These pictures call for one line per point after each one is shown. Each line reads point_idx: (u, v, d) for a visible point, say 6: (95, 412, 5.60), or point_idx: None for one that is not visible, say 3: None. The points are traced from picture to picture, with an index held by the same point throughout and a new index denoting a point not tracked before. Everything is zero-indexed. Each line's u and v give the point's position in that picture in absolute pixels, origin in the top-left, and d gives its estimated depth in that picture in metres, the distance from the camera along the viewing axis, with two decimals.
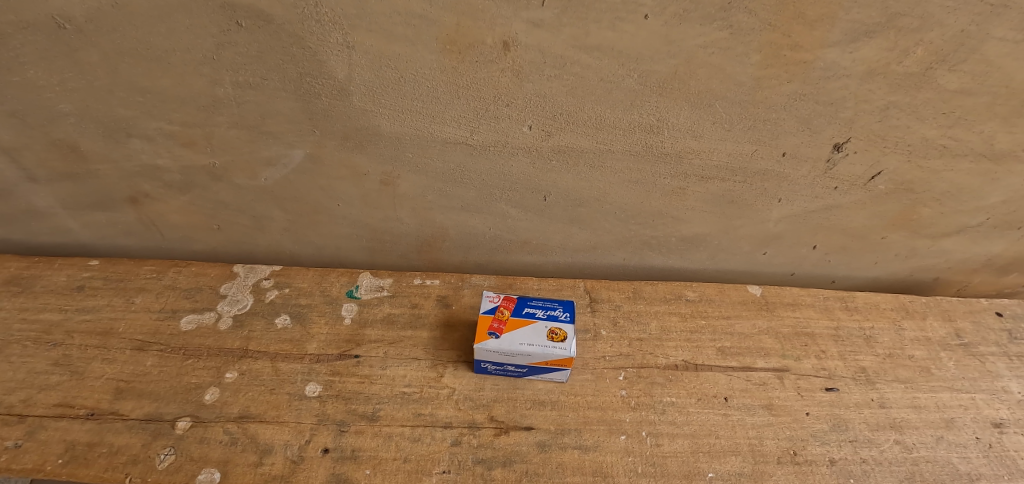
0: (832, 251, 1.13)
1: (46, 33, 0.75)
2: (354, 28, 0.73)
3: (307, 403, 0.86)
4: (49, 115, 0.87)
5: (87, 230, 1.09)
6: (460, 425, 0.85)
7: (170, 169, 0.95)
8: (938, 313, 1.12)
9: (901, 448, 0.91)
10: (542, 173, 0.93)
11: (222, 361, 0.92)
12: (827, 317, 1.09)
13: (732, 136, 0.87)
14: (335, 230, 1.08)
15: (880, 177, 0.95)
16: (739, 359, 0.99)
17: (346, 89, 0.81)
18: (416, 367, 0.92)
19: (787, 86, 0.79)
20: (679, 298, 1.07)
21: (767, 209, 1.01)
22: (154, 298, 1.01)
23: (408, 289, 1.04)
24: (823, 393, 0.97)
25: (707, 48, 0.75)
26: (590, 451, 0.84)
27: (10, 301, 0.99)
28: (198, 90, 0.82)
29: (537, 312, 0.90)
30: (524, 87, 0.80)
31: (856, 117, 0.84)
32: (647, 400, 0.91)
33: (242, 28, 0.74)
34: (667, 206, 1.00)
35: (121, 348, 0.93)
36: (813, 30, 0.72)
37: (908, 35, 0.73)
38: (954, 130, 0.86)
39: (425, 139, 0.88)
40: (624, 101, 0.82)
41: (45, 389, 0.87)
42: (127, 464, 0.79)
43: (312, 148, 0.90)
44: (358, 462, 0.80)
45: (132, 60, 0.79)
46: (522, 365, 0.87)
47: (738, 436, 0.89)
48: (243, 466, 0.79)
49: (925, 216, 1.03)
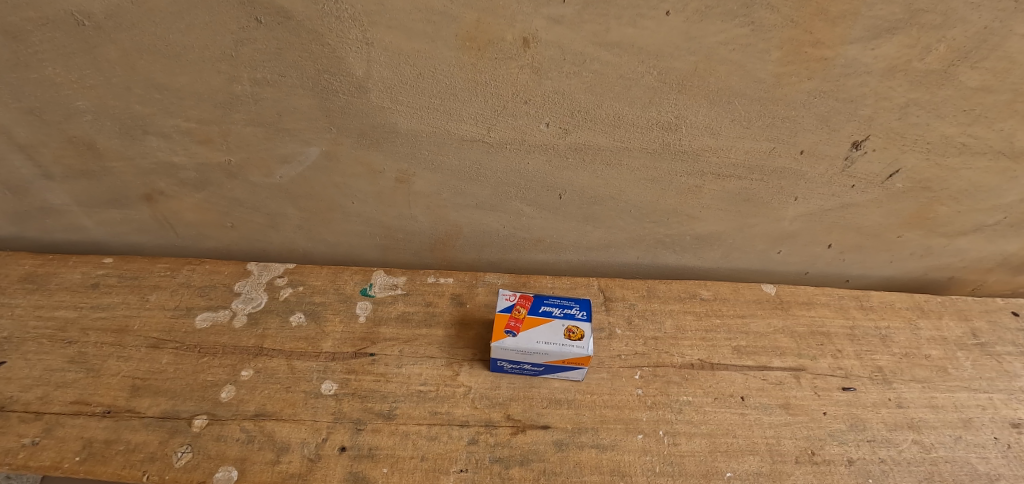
0: (847, 250, 1.12)
1: (65, 30, 0.76)
2: (374, 25, 0.73)
3: (323, 401, 0.86)
4: (66, 112, 0.87)
5: (101, 227, 1.09)
6: (477, 423, 0.85)
7: (186, 166, 0.95)
8: (953, 312, 1.11)
9: (920, 448, 0.90)
10: (557, 171, 0.93)
11: (238, 359, 0.92)
12: (842, 316, 1.08)
13: (749, 133, 0.86)
14: (349, 228, 1.07)
15: (897, 176, 0.94)
16: (754, 358, 0.99)
17: (364, 86, 0.81)
18: (431, 365, 0.92)
19: (807, 83, 0.79)
20: (693, 297, 1.07)
21: (782, 207, 1.01)
22: (168, 295, 1.01)
23: (422, 288, 1.04)
24: (840, 393, 0.96)
25: (728, 45, 0.74)
26: (608, 450, 0.83)
27: (26, 299, 1.00)
28: (215, 87, 0.82)
29: (553, 310, 0.89)
30: (542, 84, 0.79)
31: (875, 114, 0.83)
32: (664, 399, 0.91)
33: (261, 25, 0.74)
34: (682, 205, 1.00)
35: (136, 345, 0.94)
36: (835, 26, 0.72)
37: (931, 31, 0.73)
38: (974, 128, 0.85)
39: (441, 136, 0.87)
40: (642, 98, 0.81)
41: (61, 387, 0.88)
42: (145, 461, 0.79)
43: (329, 146, 0.90)
44: (374, 460, 0.80)
45: (150, 57, 0.79)
46: (539, 364, 0.87)
47: (756, 435, 0.88)
48: (261, 463, 0.79)
49: (941, 214, 1.03)
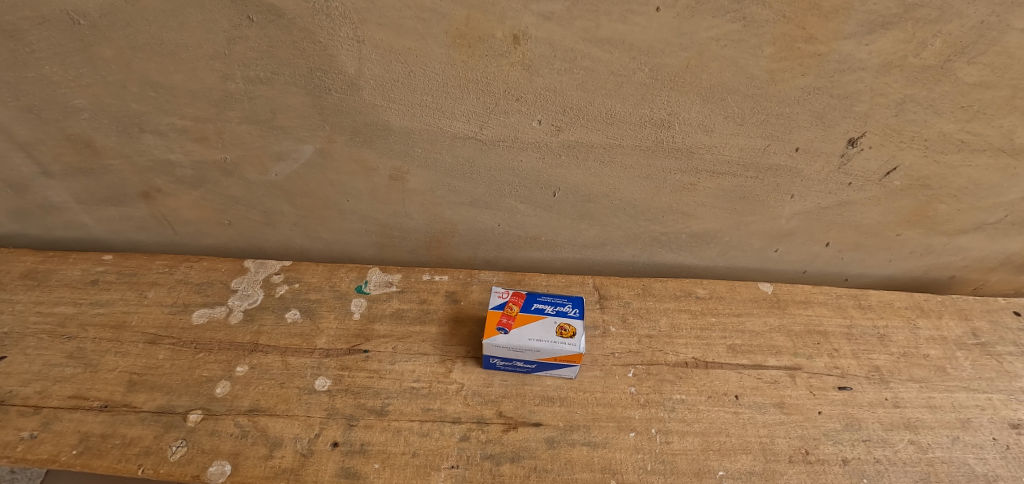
0: (845, 248, 1.11)
1: (61, 29, 0.76)
2: (364, 22, 0.73)
3: (317, 397, 0.87)
4: (64, 110, 0.88)
5: (101, 225, 1.10)
6: (469, 420, 0.85)
7: (182, 164, 0.96)
8: (954, 312, 1.10)
9: (916, 448, 0.89)
10: (551, 168, 0.93)
11: (233, 355, 0.92)
12: (839, 315, 1.07)
13: (744, 130, 0.86)
14: (344, 226, 1.08)
15: (895, 173, 0.93)
16: (750, 356, 0.98)
17: (357, 84, 0.81)
18: (424, 362, 0.92)
19: (801, 80, 0.78)
20: (689, 295, 1.06)
21: (779, 205, 1.00)
22: (166, 292, 1.02)
23: (417, 285, 1.04)
24: (836, 392, 0.95)
25: (719, 41, 0.74)
26: (600, 448, 0.83)
27: (26, 295, 1.01)
28: (210, 85, 0.83)
29: (546, 307, 0.89)
30: (533, 81, 0.79)
31: (872, 110, 0.82)
32: (657, 397, 0.90)
33: (253, 23, 0.74)
34: (678, 202, 0.99)
35: (134, 341, 0.95)
36: (827, 22, 0.71)
37: (926, 27, 0.72)
38: (973, 124, 0.84)
39: (434, 133, 0.87)
40: (634, 95, 0.81)
41: (59, 381, 0.89)
42: (140, 455, 0.80)
43: (322, 143, 0.90)
44: (366, 456, 0.81)
45: (145, 55, 0.79)
46: (531, 361, 0.87)
47: (749, 434, 0.88)
48: (254, 458, 0.80)
49: (941, 212, 1.01)
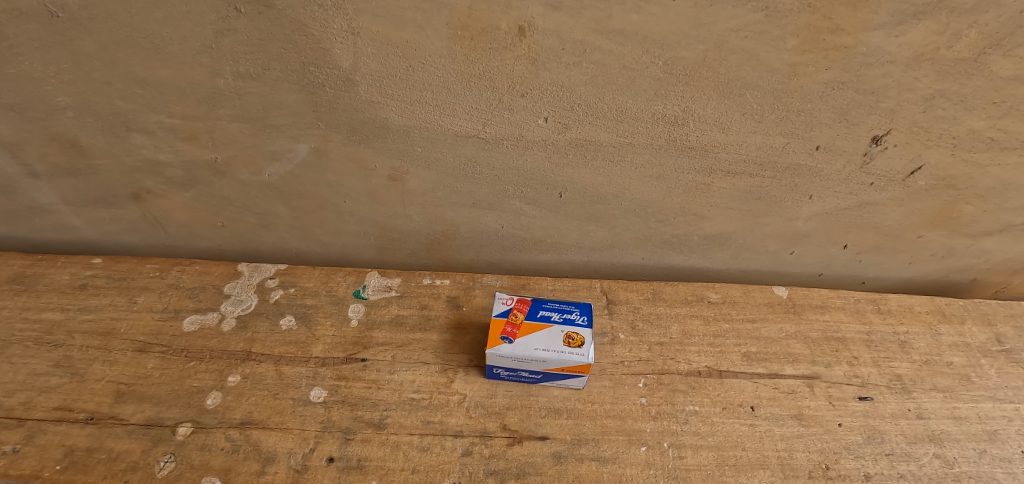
0: (864, 250, 1.06)
1: (40, 22, 0.72)
2: (359, 13, 0.69)
3: (312, 409, 0.83)
4: (48, 109, 0.84)
5: (91, 227, 1.06)
6: (471, 433, 0.81)
7: (172, 164, 0.92)
8: (977, 317, 1.05)
9: (942, 462, 0.85)
10: (558, 168, 0.88)
11: (225, 364, 0.88)
12: (857, 320, 1.03)
13: (762, 128, 0.81)
14: (342, 228, 1.04)
15: (920, 173, 0.89)
16: (766, 365, 0.94)
17: (352, 78, 0.76)
18: (425, 371, 0.88)
19: (824, 74, 0.74)
20: (701, 300, 1.02)
21: (796, 206, 0.95)
22: (157, 297, 0.98)
23: (417, 289, 1.00)
24: (857, 403, 0.91)
25: (739, 32, 0.69)
26: (609, 463, 0.79)
27: (13, 300, 0.97)
28: (199, 81, 0.78)
29: (553, 315, 0.85)
30: (540, 75, 0.75)
31: (899, 107, 0.78)
32: (669, 408, 0.86)
33: (240, 14, 0.70)
34: (690, 203, 0.95)
35: (122, 349, 0.91)
36: (857, 11, 0.66)
37: (961, 17, 0.67)
38: (1005, 121, 0.79)
39: (434, 132, 0.83)
40: (646, 91, 0.76)
41: (45, 392, 0.85)
42: (126, 471, 0.76)
43: (318, 142, 0.86)
44: (363, 472, 0.77)
45: (129, 50, 0.75)
46: (537, 372, 0.83)
47: (766, 448, 0.83)
48: (246, 474, 0.76)
49: (966, 213, 0.97)
